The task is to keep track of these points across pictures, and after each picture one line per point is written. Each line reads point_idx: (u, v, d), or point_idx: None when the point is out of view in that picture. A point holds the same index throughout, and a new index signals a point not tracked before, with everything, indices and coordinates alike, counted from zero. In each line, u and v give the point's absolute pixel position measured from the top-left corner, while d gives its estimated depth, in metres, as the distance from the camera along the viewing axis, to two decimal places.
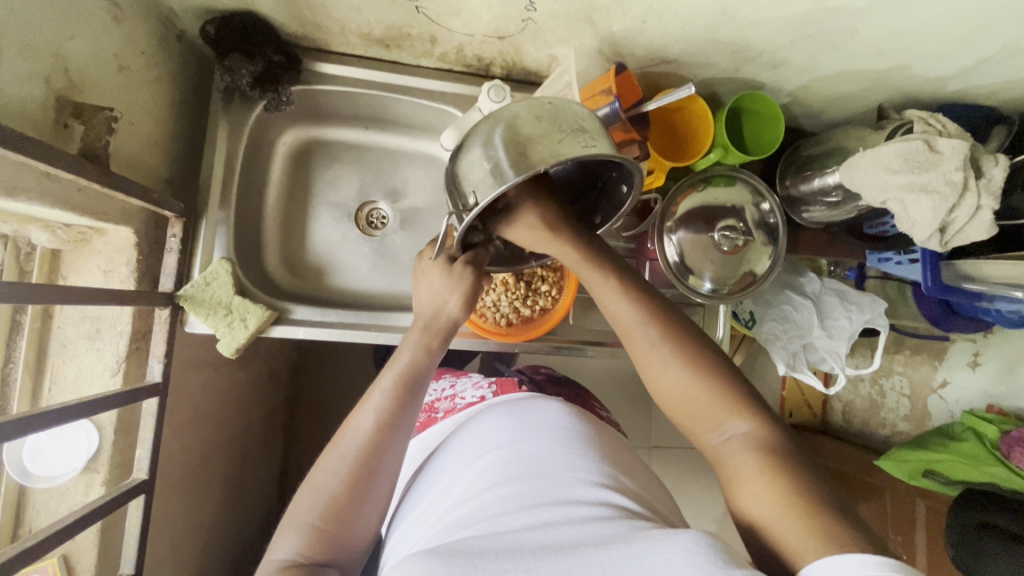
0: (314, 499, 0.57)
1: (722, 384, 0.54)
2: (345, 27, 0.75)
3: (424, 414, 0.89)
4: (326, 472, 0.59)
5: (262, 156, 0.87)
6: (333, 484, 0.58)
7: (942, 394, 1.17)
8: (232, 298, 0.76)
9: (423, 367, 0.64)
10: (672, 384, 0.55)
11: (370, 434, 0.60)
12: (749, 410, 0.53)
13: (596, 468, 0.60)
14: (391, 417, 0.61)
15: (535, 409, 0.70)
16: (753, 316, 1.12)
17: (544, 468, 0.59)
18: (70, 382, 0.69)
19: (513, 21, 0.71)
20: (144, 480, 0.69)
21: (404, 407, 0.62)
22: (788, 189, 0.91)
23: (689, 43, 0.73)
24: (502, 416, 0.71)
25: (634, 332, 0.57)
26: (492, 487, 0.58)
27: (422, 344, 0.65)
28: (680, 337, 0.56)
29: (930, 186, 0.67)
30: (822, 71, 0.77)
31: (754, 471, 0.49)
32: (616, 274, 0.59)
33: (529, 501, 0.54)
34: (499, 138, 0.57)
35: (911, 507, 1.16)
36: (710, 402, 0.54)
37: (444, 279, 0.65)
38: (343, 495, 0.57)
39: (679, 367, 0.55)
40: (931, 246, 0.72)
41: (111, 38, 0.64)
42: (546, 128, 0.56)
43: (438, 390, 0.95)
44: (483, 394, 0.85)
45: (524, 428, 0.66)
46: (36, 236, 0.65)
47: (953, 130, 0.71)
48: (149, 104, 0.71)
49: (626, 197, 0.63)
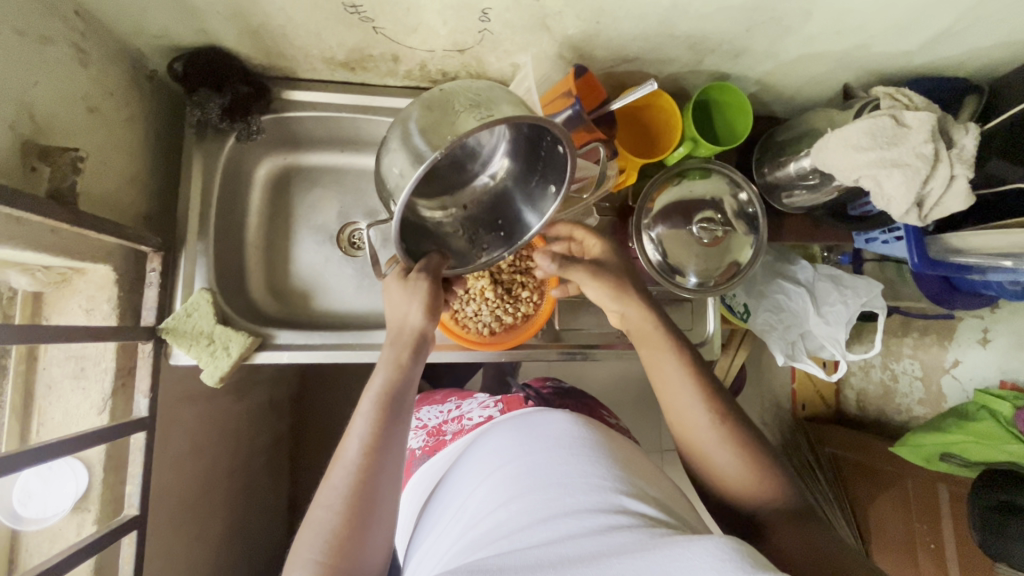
0: (315, 536, 0.55)
1: (773, 469, 0.61)
2: (309, 54, 0.77)
3: (432, 438, 0.88)
4: (322, 507, 0.57)
5: (239, 185, 0.88)
6: (330, 517, 0.55)
7: (955, 374, 1.14)
8: (214, 327, 0.76)
9: (402, 383, 0.63)
10: (721, 457, 0.62)
11: (359, 459, 0.58)
12: (788, 490, 0.61)
13: (608, 474, 0.58)
14: (377, 439, 0.59)
15: (540, 422, 0.68)
16: (747, 308, 1.12)
17: (556, 480, 0.57)
18: (57, 423, 0.70)
19: (470, 33, 0.71)
20: (137, 516, 0.70)
21: (388, 426, 0.60)
22: (765, 177, 0.91)
23: (646, 40, 0.73)
24: (508, 432, 0.70)
25: (692, 410, 0.64)
26: (504, 502, 0.57)
27: (394, 360, 0.64)
28: (732, 422, 0.63)
29: (900, 160, 0.67)
30: (784, 55, 0.76)
31: (790, 533, 0.56)
32: (684, 354, 0.67)
33: (539, 511, 0.53)
34: (417, 126, 0.56)
35: (932, 494, 1.12)
36: (758, 479, 0.60)
37: (401, 287, 0.65)
38: (342, 528, 0.55)
39: (732, 448, 0.61)
40: (911, 221, 0.71)
41: (78, 83, 0.65)
42: (447, 112, 0.55)
43: (444, 411, 0.94)
44: (491, 412, 0.84)
45: (530, 441, 0.64)
46: (16, 280, 0.66)
47: (920, 102, 0.70)
48: (120, 144, 0.72)
49: (563, 156, 0.59)
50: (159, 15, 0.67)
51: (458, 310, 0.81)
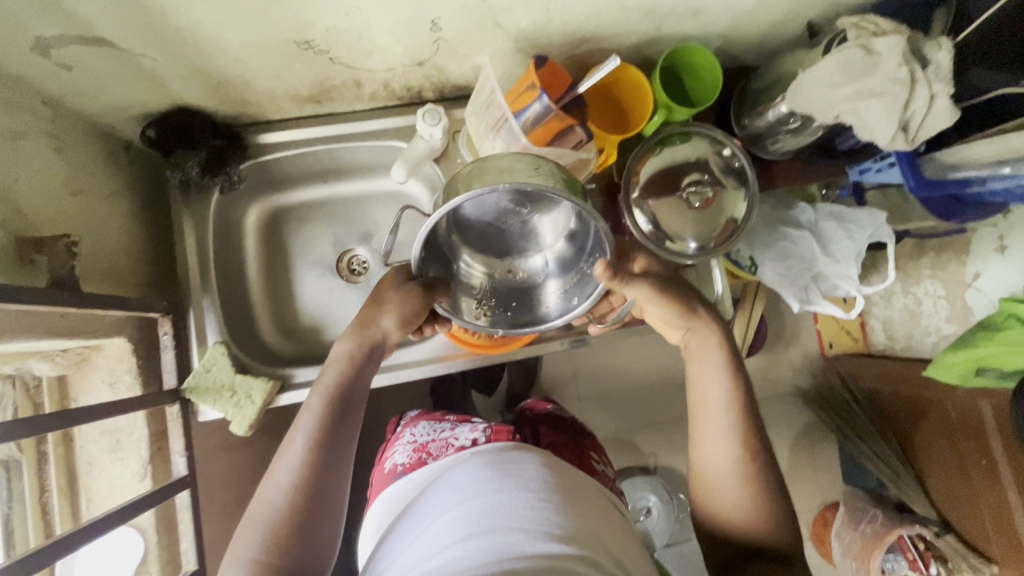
0: (253, 532, 0.53)
1: (783, 532, 0.59)
2: (273, 95, 0.77)
3: (415, 454, 0.79)
4: (264, 502, 0.55)
5: (232, 235, 0.89)
6: (270, 514, 0.54)
7: (978, 286, 1.12)
8: (234, 377, 0.77)
9: (353, 383, 0.63)
10: (728, 483, 0.60)
11: (305, 456, 0.57)
12: (783, 539, 0.59)
13: (563, 520, 0.57)
14: (325, 436, 0.58)
15: (515, 457, 0.66)
16: (753, 260, 1.09)
17: (513, 521, 0.56)
18: (104, 496, 0.72)
19: (425, 45, 0.72)
20: (195, 570, 0.72)
21: (339, 426, 0.60)
22: (746, 129, 0.90)
23: (600, 17, 0.73)
24: (484, 456, 0.66)
25: (719, 424, 0.61)
26: (462, 539, 0.55)
27: (346, 359, 0.64)
28: (753, 454, 0.60)
29: (877, 89, 0.66)
30: (741, 5, 0.75)
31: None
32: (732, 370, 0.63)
33: (494, 555, 0.52)
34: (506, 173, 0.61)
35: (976, 411, 1.08)
36: (758, 516, 0.59)
37: (399, 322, 0.66)
38: (282, 525, 0.53)
39: (740, 480, 0.59)
40: (899, 147, 0.69)
41: (58, 169, 0.66)
42: (520, 171, 0.61)
43: (434, 429, 0.84)
44: (476, 436, 0.75)
45: (501, 475, 0.62)
46: (38, 367, 0.68)
47: (886, 27, 0.68)
48: (110, 219, 0.74)
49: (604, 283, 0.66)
50: (119, 88, 0.68)
51: None
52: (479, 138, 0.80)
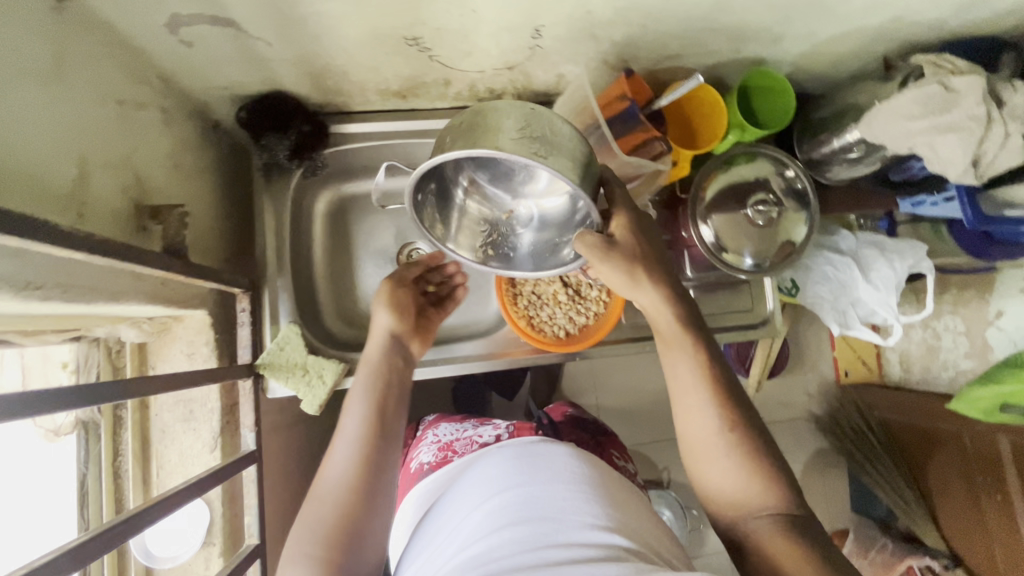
0: (311, 528, 0.58)
1: (788, 501, 0.57)
2: (365, 87, 0.80)
3: (439, 454, 0.78)
4: (319, 501, 0.60)
5: (303, 219, 0.90)
6: (326, 510, 0.59)
7: (1000, 325, 1.16)
8: (306, 357, 0.80)
9: (389, 389, 0.68)
10: (716, 457, 0.60)
11: (353, 457, 0.62)
12: (790, 505, 0.57)
13: (600, 511, 0.53)
14: (370, 440, 0.63)
15: (548, 449, 0.62)
16: (795, 282, 1.14)
17: (550, 511, 0.52)
18: (175, 465, 0.74)
19: (521, 50, 0.75)
20: (258, 544, 0.73)
21: (382, 431, 0.64)
22: (808, 154, 0.94)
23: (688, 36, 0.76)
24: (515, 448, 0.63)
25: (698, 403, 0.62)
26: (498, 528, 0.51)
27: (378, 367, 0.70)
28: (737, 421, 0.60)
29: (955, 124, 0.69)
30: (821, 36, 0.79)
31: (785, 548, 0.53)
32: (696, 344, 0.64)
33: (532, 543, 0.49)
34: (528, 118, 0.54)
35: (992, 445, 1.08)
36: (758, 486, 0.58)
37: (394, 315, 0.74)
38: (340, 518, 0.58)
39: (727, 451, 0.59)
40: (967, 181, 0.72)
41: (164, 142, 0.68)
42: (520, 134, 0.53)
43: (457, 428, 0.83)
44: (500, 433, 0.76)
45: (535, 466, 0.58)
46: (126, 333, 0.70)
47: (964, 66, 0.71)
48: (199, 193, 0.76)
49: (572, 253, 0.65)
50: (229, 68, 0.70)
51: (535, 316, 0.84)
52: (580, 117, 0.78)
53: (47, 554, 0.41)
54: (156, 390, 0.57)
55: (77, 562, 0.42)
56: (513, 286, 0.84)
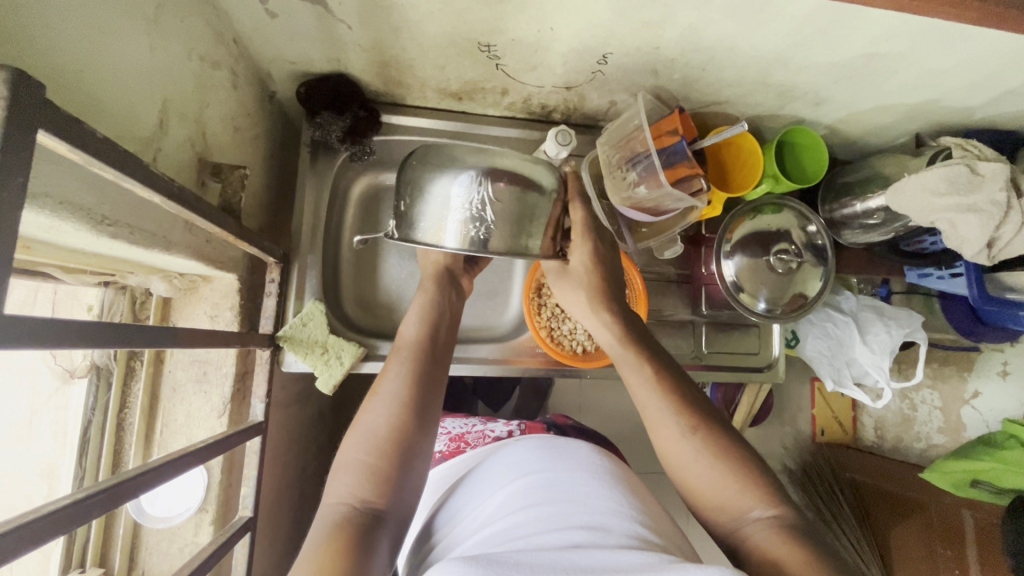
0: (364, 440, 0.60)
1: (776, 499, 0.57)
2: (425, 83, 0.82)
3: (452, 443, 0.82)
4: (372, 415, 0.62)
5: (338, 200, 0.91)
6: (381, 425, 0.61)
7: (974, 405, 1.21)
8: (327, 337, 0.81)
9: (436, 329, 0.71)
10: (693, 464, 0.61)
11: (406, 380, 0.64)
12: (775, 500, 0.57)
13: (624, 500, 0.56)
14: (419, 368, 0.66)
15: (569, 444, 0.66)
16: (796, 334, 1.18)
17: (577, 494, 0.55)
18: (180, 425, 0.73)
19: (584, 73, 0.78)
20: (250, 518, 0.71)
21: (429, 365, 0.67)
22: (831, 212, 0.99)
23: (741, 86, 0.80)
24: (536, 442, 0.67)
25: (663, 420, 0.64)
26: (522, 508, 0.54)
27: (427, 305, 0.73)
28: (703, 424, 0.62)
29: (976, 206, 0.73)
30: (861, 105, 0.83)
31: (775, 544, 0.53)
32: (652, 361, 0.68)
33: (559, 522, 0.51)
34: (460, 197, 0.62)
35: (955, 520, 1.08)
36: (738, 487, 0.58)
37: (446, 254, 0.77)
38: (393, 433, 0.60)
39: (698, 454, 0.61)
40: (980, 261, 0.77)
41: (230, 104, 0.69)
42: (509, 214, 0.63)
43: (467, 423, 0.88)
44: (512, 428, 0.81)
45: (558, 457, 0.62)
46: (155, 285, 0.69)
47: (990, 154, 0.76)
48: (249, 159, 0.77)
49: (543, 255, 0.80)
50: (303, 45, 0.71)
51: (555, 328, 0.86)
52: (615, 186, 0.82)
53: (57, 502, 0.38)
54: (201, 344, 0.57)
55: (83, 516, 0.39)
56: (538, 296, 0.87)
